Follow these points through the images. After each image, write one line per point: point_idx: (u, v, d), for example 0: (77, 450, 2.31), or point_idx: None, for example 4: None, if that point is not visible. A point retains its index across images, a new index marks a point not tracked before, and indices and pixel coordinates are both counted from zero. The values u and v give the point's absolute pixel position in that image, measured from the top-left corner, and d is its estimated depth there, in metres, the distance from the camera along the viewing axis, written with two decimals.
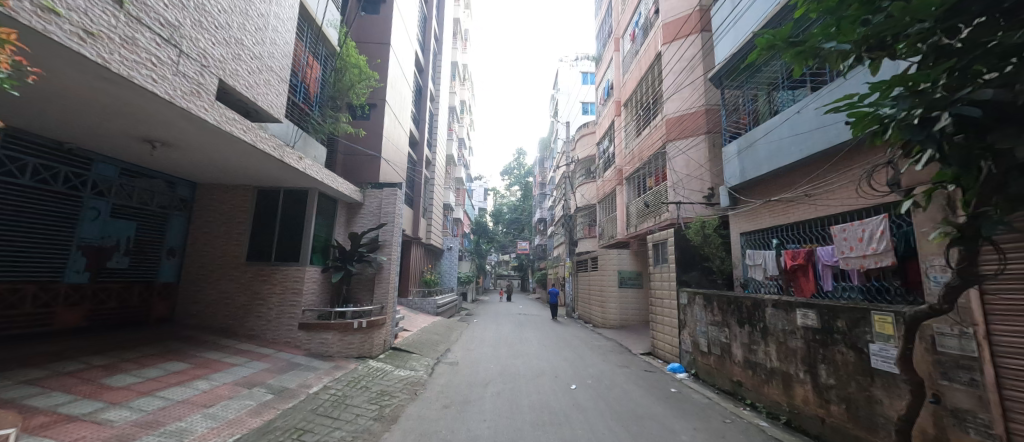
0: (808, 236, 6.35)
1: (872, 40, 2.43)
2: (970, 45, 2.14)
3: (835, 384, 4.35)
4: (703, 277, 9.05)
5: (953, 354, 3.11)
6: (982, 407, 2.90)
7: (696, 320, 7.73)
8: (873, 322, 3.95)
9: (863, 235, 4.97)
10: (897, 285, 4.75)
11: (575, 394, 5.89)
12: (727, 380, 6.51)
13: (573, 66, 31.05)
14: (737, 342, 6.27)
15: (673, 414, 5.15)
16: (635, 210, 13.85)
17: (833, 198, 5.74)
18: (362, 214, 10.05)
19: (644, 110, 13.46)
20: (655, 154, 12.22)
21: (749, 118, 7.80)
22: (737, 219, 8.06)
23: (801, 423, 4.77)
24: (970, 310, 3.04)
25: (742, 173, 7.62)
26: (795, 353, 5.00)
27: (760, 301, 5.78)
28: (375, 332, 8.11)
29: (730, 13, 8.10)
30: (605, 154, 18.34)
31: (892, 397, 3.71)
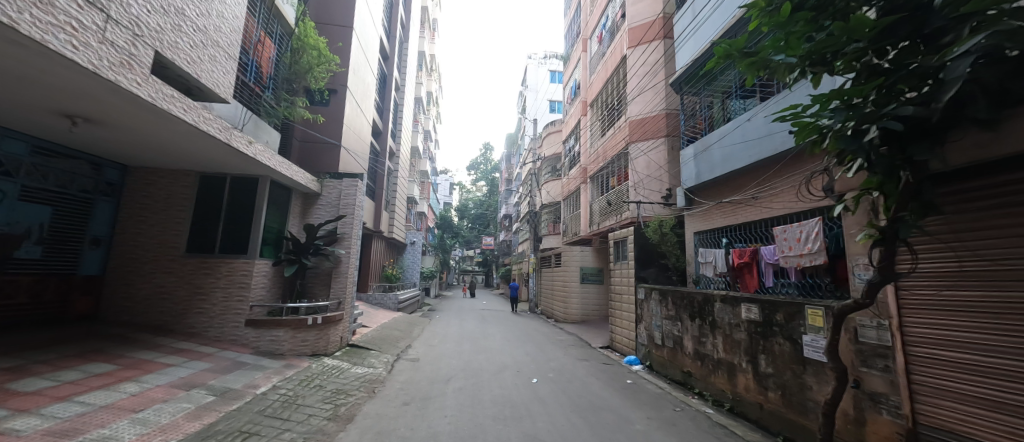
0: (754, 236, 6.80)
1: (815, 55, 2.65)
2: (896, 66, 2.38)
3: (773, 373, 4.71)
4: (660, 274, 9.46)
5: (872, 343, 3.45)
6: (893, 390, 3.25)
7: (652, 314, 8.09)
8: (806, 316, 4.31)
9: (801, 235, 5.39)
10: (827, 282, 5.19)
11: (536, 388, 5.96)
12: (679, 371, 6.88)
13: (541, 65, 31.36)
14: (689, 335, 6.62)
15: (628, 404, 5.36)
16: (598, 208, 14.26)
17: (776, 201, 6.18)
18: (320, 205, 9.58)
19: (609, 111, 13.85)
20: (618, 154, 12.58)
21: (705, 124, 8.23)
22: (692, 219, 8.49)
23: (742, 409, 5.16)
24: (886, 304, 3.39)
25: (697, 176, 8.03)
26: (739, 345, 5.37)
27: (709, 296, 6.13)
28: (331, 328, 7.78)
29: (691, 22, 8.51)
30: (571, 152, 18.64)
31: (821, 383, 4.07)
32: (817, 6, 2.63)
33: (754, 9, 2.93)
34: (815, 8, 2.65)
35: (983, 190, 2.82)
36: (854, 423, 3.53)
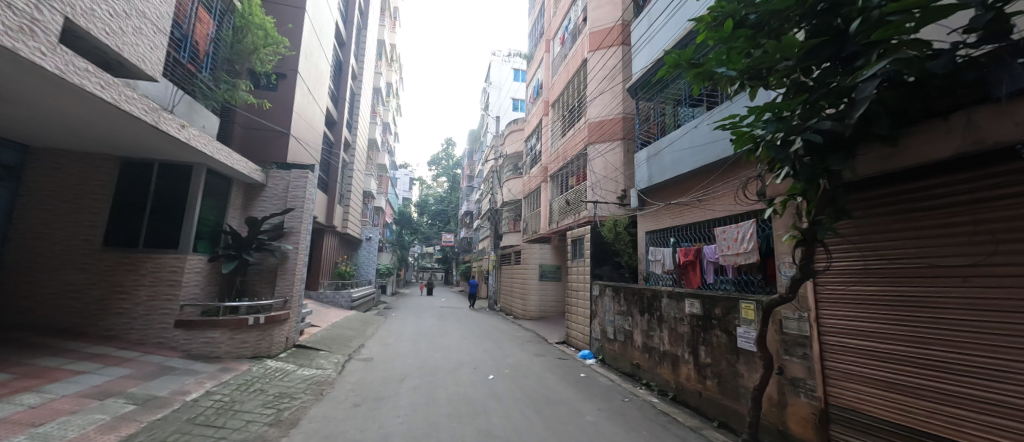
0: (698, 236, 7.27)
1: (752, 70, 2.91)
2: (819, 84, 2.65)
3: (711, 363, 5.09)
4: (614, 271, 9.87)
5: (794, 334, 3.84)
6: (810, 376, 3.62)
7: (605, 310, 8.42)
8: (740, 309, 4.69)
9: (738, 236, 5.85)
10: (758, 278, 5.67)
11: (493, 384, 6.00)
12: (628, 363, 7.23)
13: (505, 63, 31.42)
14: (639, 329, 6.96)
15: (581, 397, 5.55)
16: (557, 207, 14.56)
17: (719, 203, 6.64)
18: (264, 197, 8.92)
19: (569, 112, 14.16)
20: (577, 154, 12.91)
21: (657, 128, 8.66)
22: (644, 219, 8.92)
23: (684, 397, 5.54)
24: (806, 298, 3.78)
25: (650, 178, 8.44)
26: (682, 337, 5.74)
27: (657, 292, 6.48)
28: (275, 328, 7.31)
29: (647, 31, 8.92)
30: (533, 151, 18.86)
31: (750, 371, 4.46)
32: (757, 25, 2.89)
33: (702, 24, 3.18)
34: (753, 27, 2.91)
35: (883, 197, 3.19)
36: (778, 405, 3.92)
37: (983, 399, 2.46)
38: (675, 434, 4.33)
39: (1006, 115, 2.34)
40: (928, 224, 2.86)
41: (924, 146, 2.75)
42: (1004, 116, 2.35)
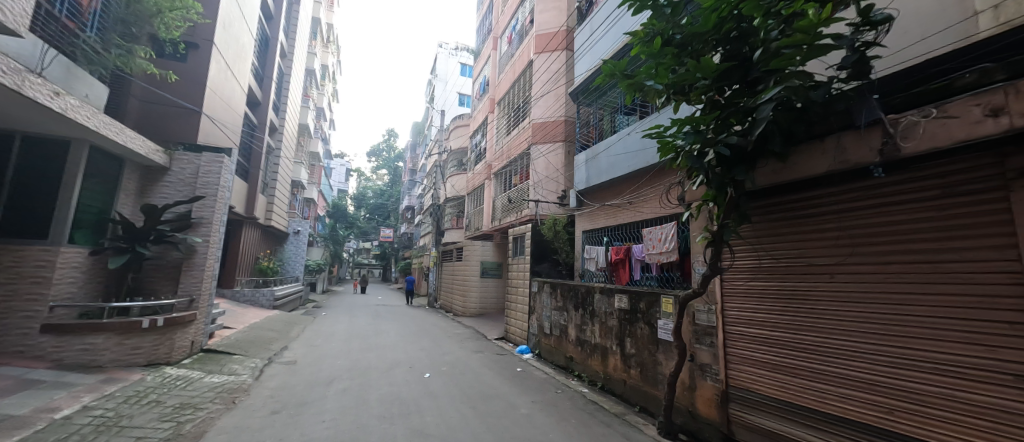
0: (628, 236, 7.78)
1: (676, 86, 3.26)
2: (729, 103, 3.02)
3: (635, 353, 5.50)
4: (552, 269, 10.21)
5: (704, 324, 4.28)
6: (715, 361, 4.07)
7: (543, 306, 8.68)
8: (661, 303, 5.12)
9: (661, 236, 6.36)
10: (677, 274, 6.22)
11: (428, 382, 5.89)
12: (563, 356, 7.56)
13: (452, 56, 30.85)
14: (573, 324, 7.29)
15: (516, 391, 5.68)
16: (500, 204, 14.68)
17: (647, 206, 7.17)
18: (167, 182, 7.72)
19: (514, 111, 14.32)
20: (521, 153, 13.12)
21: (596, 133, 9.10)
22: (582, 219, 9.33)
23: (611, 386, 5.93)
24: (713, 292, 4.23)
25: (587, 180, 8.86)
26: (611, 330, 6.13)
27: (590, 288, 6.84)
28: (177, 332, 6.44)
29: (588, 39, 9.33)
30: (478, 148, 18.80)
31: (667, 359, 4.90)
32: (681, 44, 3.22)
33: (636, 38, 3.46)
34: (677, 47, 3.24)
35: (775, 204, 3.68)
36: (689, 389, 4.35)
37: (842, 375, 2.96)
38: (601, 421, 4.62)
39: (863, 139, 2.78)
40: (807, 229, 3.35)
41: (803, 162, 3.18)
42: (861, 140, 2.78)
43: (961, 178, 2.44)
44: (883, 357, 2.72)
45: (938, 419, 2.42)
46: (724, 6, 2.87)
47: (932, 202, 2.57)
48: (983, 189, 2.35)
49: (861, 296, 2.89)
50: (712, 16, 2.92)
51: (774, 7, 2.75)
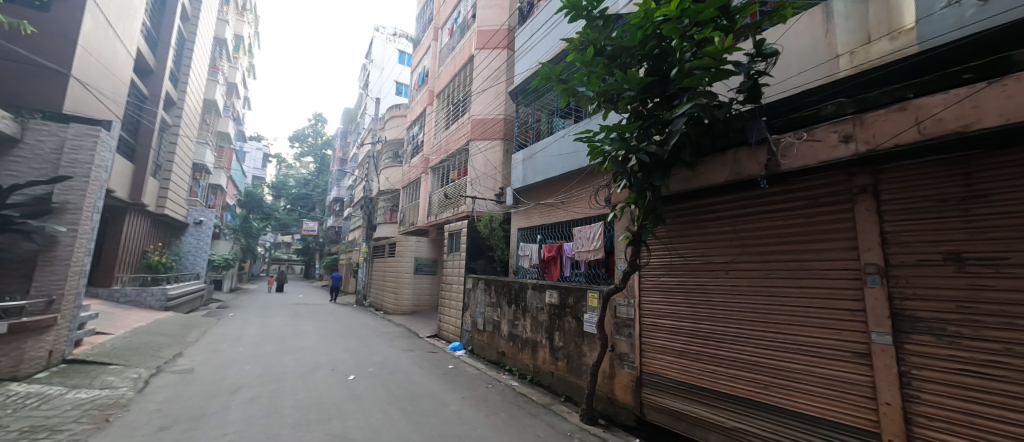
0: (560, 234, 8.11)
1: (605, 94, 3.53)
2: (650, 114, 3.33)
3: (562, 345, 5.77)
4: (486, 265, 10.26)
5: (623, 316, 4.62)
6: (632, 350, 4.43)
7: (477, 302, 8.71)
8: (587, 298, 5.42)
9: (590, 235, 6.72)
10: (603, 271, 6.63)
11: (352, 384, 5.58)
12: (495, 351, 7.68)
13: (389, 42, 29.35)
14: (506, 319, 7.42)
15: (446, 388, 5.64)
16: (437, 200, 14.39)
17: (578, 206, 7.53)
18: (16, 156, 6.27)
19: (454, 105, 14.10)
20: (460, 149, 12.97)
21: (533, 133, 9.33)
22: (517, 217, 9.51)
23: (539, 378, 6.17)
24: (632, 287, 4.58)
25: (524, 179, 9.05)
26: (541, 325, 6.35)
27: (523, 284, 7.00)
28: (28, 340, 5.29)
29: (528, 40, 9.51)
30: (415, 140, 18.15)
31: (591, 350, 5.23)
32: (611, 55, 3.48)
33: (571, 45, 3.64)
34: (607, 58, 3.49)
35: (684, 207, 4.08)
36: (610, 376, 4.69)
37: (732, 358, 3.40)
38: (529, 412, 4.78)
39: (754, 154, 3.22)
40: (709, 230, 3.79)
41: (707, 171, 3.58)
42: (753, 155, 3.22)
43: (822, 192, 2.95)
44: (763, 341, 3.18)
45: (801, 392, 2.90)
46: (648, 24, 3.14)
47: (802, 210, 3.06)
48: (837, 201, 2.86)
49: (748, 289, 3.35)
50: (639, 33, 3.18)
51: (689, 31, 3.07)
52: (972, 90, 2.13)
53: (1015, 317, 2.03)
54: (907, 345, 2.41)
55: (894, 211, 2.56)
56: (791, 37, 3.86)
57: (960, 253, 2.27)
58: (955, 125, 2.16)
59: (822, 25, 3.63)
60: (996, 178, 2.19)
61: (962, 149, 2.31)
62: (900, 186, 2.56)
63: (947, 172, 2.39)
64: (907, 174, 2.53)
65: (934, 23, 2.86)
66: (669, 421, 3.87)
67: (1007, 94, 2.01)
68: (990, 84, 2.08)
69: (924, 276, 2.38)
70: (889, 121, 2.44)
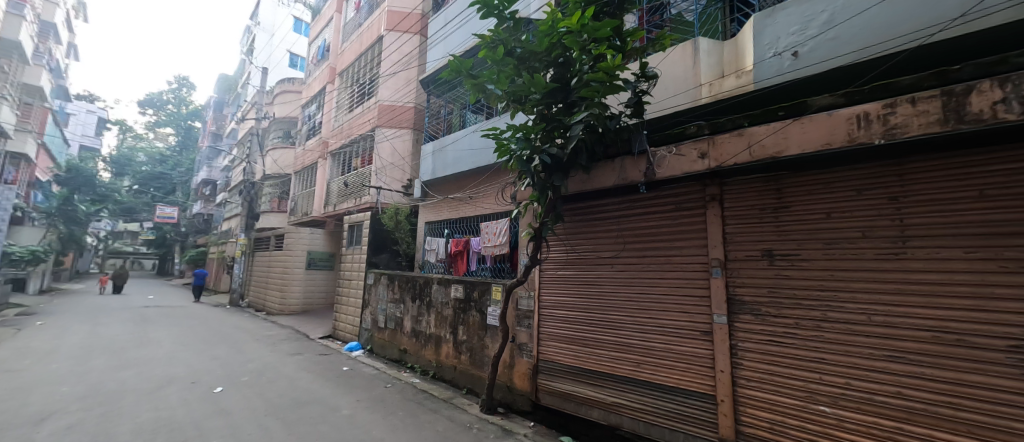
0: (467, 229, 8.12)
1: (514, 95, 3.70)
2: (552, 118, 3.61)
3: (466, 339, 5.81)
4: (391, 260, 9.46)
5: (524, 308, 4.86)
6: (531, 340, 4.69)
7: (378, 299, 8.24)
8: (491, 291, 5.53)
9: (496, 230, 6.86)
10: (508, 266, 6.79)
11: (221, 397, 4.82)
12: (396, 350, 7.39)
13: (283, 6, 25.74)
14: (409, 315, 7.18)
15: (338, 392, 5.22)
16: (337, 188, 13.17)
17: (486, 202, 7.65)
18: None
19: (359, 86, 13.03)
20: (364, 135, 12.04)
21: (444, 125, 9.15)
22: (426, 210, 9.26)
23: (442, 373, 6.14)
24: (533, 280, 4.81)
25: (433, 171, 8.85)
26: (445, 320, 6.29)
27: (428, 279, 6.82)
28: None
29: (441, 29, 9.28)
30: (311, 121, 16.30)
31: (493, 342, 5.37)
32: (520, 58, 3.66)
33: (483, 41, 3.68)
34: (517, 60, 3.65)
35: (579, 206, 4.42)
36: (509, 366, 4.90)
37: (614, 342, 3.84)
38: (428, 408, 4.72)
39: (636, 163, 3.66)
40: (599, 228, 4.18)
41: (599, 175, 3.95)
42: (635, 163, 3.66)
43: (685, 199, 3.50)
44: (638, 326, 3.67)
45: (663, 367, 3.42)
46: (554, 33, 3.36)
47: (669, 213, 3.59)
48: (695, 207, 3.43)
49: (629, 281, 3.80)
50: (545, 40, 3.39)
51: (587, 45, 3.35)
52: (784, 124, 2.76)
53: (803, 297, 2.72)
54: (737, 323, 3.03)
55: (733, 216, 3.18)
56: (668, 63, 4.45)
57: (772, 251, 2.94)
58: (772, 151, 2.78)
59: (691, 57, 4.24)
60: (795, 194, 2.88)
61: (776, 170, 2.98)
62: (736, 197, 3.18)
63: (766, 187, 3.04)
64: (741, 187, 3.16)
65: (766, 68, 3.63)
66: (560, 403, 4.21)
67: (805, 130, 2.65)
68: (795, 121, 2.71)
69: (749, 268, 3.02)
70: (731, 143, 3.02)
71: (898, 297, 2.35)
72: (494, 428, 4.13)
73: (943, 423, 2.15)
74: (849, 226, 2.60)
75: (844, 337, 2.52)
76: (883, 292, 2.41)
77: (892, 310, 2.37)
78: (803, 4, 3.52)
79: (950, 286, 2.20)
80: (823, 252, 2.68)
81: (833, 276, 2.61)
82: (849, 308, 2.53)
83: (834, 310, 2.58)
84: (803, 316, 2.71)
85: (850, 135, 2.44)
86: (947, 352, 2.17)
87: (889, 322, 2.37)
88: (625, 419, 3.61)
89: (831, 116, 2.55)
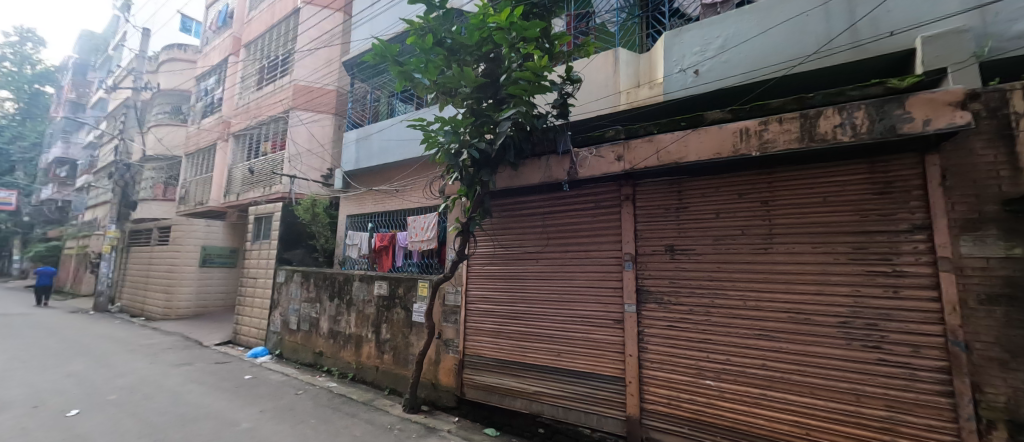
0: (394, 223, 7.76)
1: (443, 86, 3.64)
2: (481, 113, 3.64)
3: (389, 338, 5.57)
4: (305, 255, 8.58)
5: (451, 304, 4.80)
6: (457, 336, 4.66)
7: (290, 298, 7.51)
8: (417, 287, 5.34)
9: (424, 225, 6.65)
10: (435, 261, 6.68)
11: (76, 422, 3.99)
12: (310, 353, 6.82)
13: None
14: (325, 315, 6.66)
15: (238, 403, 4.66)
16: (240, 175, 11.65)
17: (414, 195, 7.37)
18: None
19: (269, 62, 11.62)
20: (274, 116, 10.78)
21: (369, 113, 8.60)
22: (347, 202, 8.66)
23: (362, 375, 5.83)
24: (460, 276, 4.77)
25: (357, 161, 8.28)
26: (367, 319, 5.95)
27: (349, 275, 6.37)
28: None
29: (368, 8, 8.66)
30: (208, 96, 14.16)
31: (418, 340, 5.22)
32: (450, 49, 3.58)
33: (412, 27, 3.52)
34: (447, 51, 3.57)
35: (506, 202, 4.47)
36: (434, 363, 4.82)
37: (537, 333, 3.99)
38: (345, 412, 4.44)
39: (560, 162, 3.80)
40: (525, 224, 4.29)
41: (525, 172, 4.04)
42: (559, 162, 3.80)
43: (602, 198, 3.75)
44: (559, 317, 3.85)
45: (580, 354, 3.64)
46: (485, 28, 3.35)
47: (589, 211, 3.81)
48: (611, 205, 3.69)
49: (552, 275, 3.97)
50: (476, 34, 3.36)
51: (516, 44, 3.40)
52: (685, 133, 3.09)
53: (696, 287, 3.11)
54: (643, 311, 3.35)
55: (643, 215, 3.49)
56: (591, 69, 4.69)
57: (673, 246, 3.29)
58: (675, 157, 3.11)
59: (612, 66, 4.51)
60: (692, 196, 3.26)
61: (678, 174, 3.33)
62: (645, 197, 3.50)
63: (670, 189, 3.38)
64: (650, 189, 3.48)
65: (674, 83, 4.02)
66: (484, 396, 4.27)
67: (701, 140, 3.01)
68: (694, 131, 3.06)
69: (654, 262, 3.36)
70: (643, 148, 3.30)
71: (765, 285, 2.82)
72: (416, 426, 4.05)
73: (793, 388, 2.64)
74: (731, 224, 3.03)
75: (725, 320, 2.95)
76: (755, 281, 2.86)
77: (761, 295, 2.82)
78: (703, 28, 3.98)
79: (801, 275, 2.69)
80: (711, 247, 3.09)
81: (719, 269, 3.02)
82: (730, 295, 2.95)
83: (719, 297, 2.99)
84: (696, 304, 3.10)
85: (735, 147, 2.84)
86: (798, 329, 2.66)
87: (759, 306, 2.82)
88: (546, 406, 3.78)
89: (721, 129, 2.93)
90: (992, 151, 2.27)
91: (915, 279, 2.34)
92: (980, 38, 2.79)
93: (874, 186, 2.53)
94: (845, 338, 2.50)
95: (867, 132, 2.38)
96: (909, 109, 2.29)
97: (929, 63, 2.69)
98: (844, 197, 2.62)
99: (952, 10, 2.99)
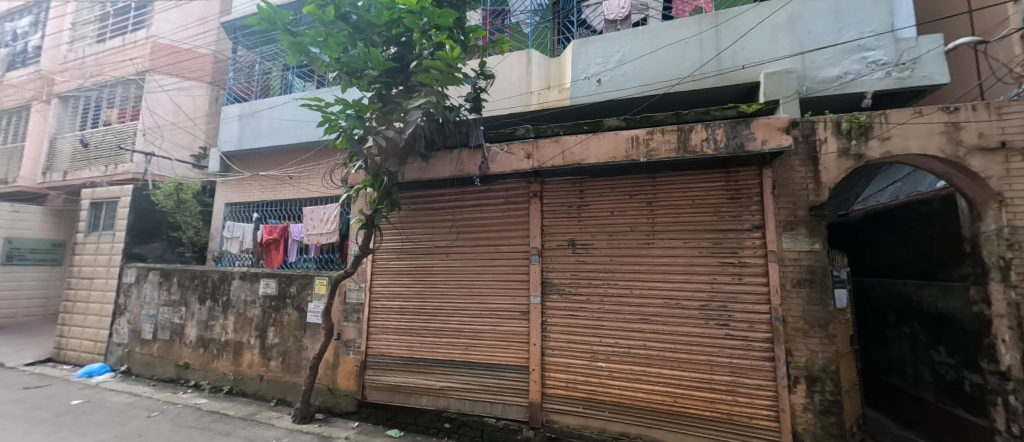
0: (287, 214, 6.90)
1: (347, 65, 3.34)
2: (388, 100, 3.46)
3: (277, 342, 4.95)
4: (165, 251, 7.13)
5: (353, 302, 4.47)
6: (359, 336, 4.36)
7: (143, 302, 6.17)
8: (313, 285, 4.84)
9: (324, 217, 6.05)
10: (336, 257, 6.07)
11: None
12: (172, 365, 5.72)
13: None
14: (193, 320, 5.64)
15: (58, 436, 3.66)
16: (71, 148, 9.13)
17: (312, 183, 6.63)
18: None
19: (117, 9, 9.28)
20: (123, 78, 8.66)
21: (258, 86, 7.48)
22: (226, 188, 7.42)
23: (242, 386, 5.09)
24: (364, 272, 4.46)
25: (240, 141, 7.16)
26: (250, 322, 5.20)
27: (227, 273, 5.49)
28: None
29: None
30: (19, 43, 10.78)
31: (313, 342, 4.74)
32: (355, 25, 3.31)
33: None
34: (351, 27, 3.29)
35: (417, 195, 4.30)
36: (332, 367, 4.43)
37: (444, 329, 3.94)
38: (216, 432, 3.83)
39: (472, 157, 3.79)
40: (437, 218, 4.17)
41: (437, 164, 3.94)
42: (471, 156, 3.79)
43: (513, 194, 3.85)
44: (467, 312, 3.86)
45: (488, 346, 3.71)
46: (394, 9, 3.17)
47: (500, 206, 3.88)
48: (521, 202, 3.81)
49: (459, 269, 3.97)
50: (385, 14, 3.16)
51: (428, 31, 3.28)
52: (586, 137, 3.34)
53: (592, 278, 3.41)
54: (547, 302, 3.55)
55: (551, 211, 3.67)
56: (505, 66, 4.77)
57: (574, 241, 3.54)
58: (577, 158, 3.34)
59: (525, 66, 4.65)
60: (592, 195, 3.54)
61: (581, 175, 3.59)
62: (552, 194, 3.69)
63: (574, 188, 3.62)
64: (556, 187, 3.69)
65: (579, 88, 4.33)
66: (387, 397, 4.08)
67: (600, 144, 3.28)
68: (594, 135, 3.32)
69: (557, 256, 3.58)
70: (550, 148, 3.47)
71: (647, 276, 3.22)
72: (308, 437, 3.70)
73: (667, 364, 3.06)
74: (623, 221, 3.38)
75: (615, 307, 3.29)
76: (640, 272, 3.25)
77: (645, 285, 3.21)
78: (606, 41, 4.33)
79: (675, 266, 3.14)
80: (606, 242, 3.41)
81: (612, 262, 3.36)
82: (620, 285, 3.30)
83: (611, 288, 3.33)
84: (592, 293, 3.39)
85: (627, 152, 3.17)
86: (671, 313, 3.09)
87: (643, 294, 3.21)
88: (452, 401, 3.77)
89: (616, 135, 3.23)
90: (804, 168, 2.92)
91: (753, 269, 2.91)
92: (802, 78, 3.65)
93: (728, 193, 3.07)
94: (705, 319, 2.99)
95: (724, 147, 2.87)
96: (753, 131, 2.81)
97: (769, 95, 3.33)
98: (707, 200, 3.12)
99: (785, 53, 3.76)
